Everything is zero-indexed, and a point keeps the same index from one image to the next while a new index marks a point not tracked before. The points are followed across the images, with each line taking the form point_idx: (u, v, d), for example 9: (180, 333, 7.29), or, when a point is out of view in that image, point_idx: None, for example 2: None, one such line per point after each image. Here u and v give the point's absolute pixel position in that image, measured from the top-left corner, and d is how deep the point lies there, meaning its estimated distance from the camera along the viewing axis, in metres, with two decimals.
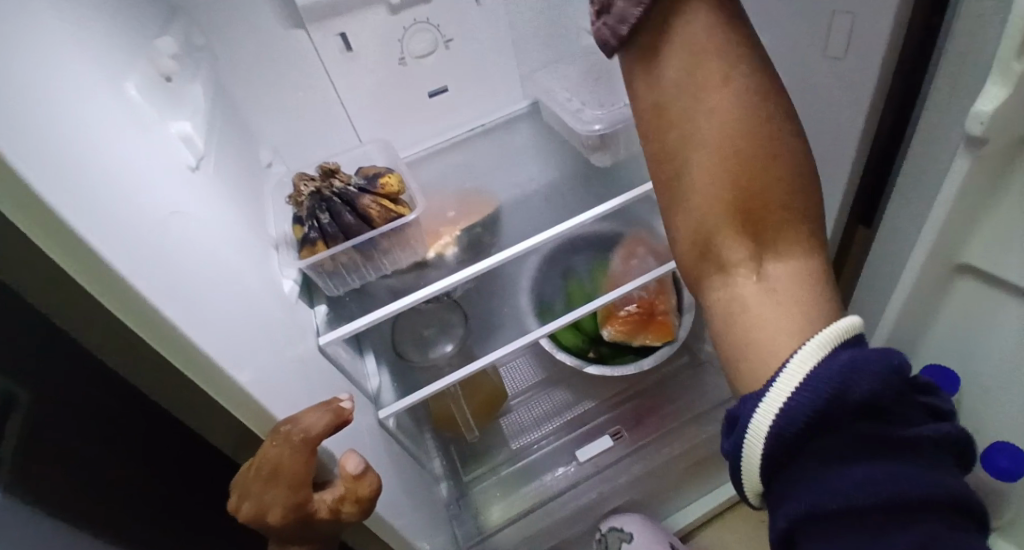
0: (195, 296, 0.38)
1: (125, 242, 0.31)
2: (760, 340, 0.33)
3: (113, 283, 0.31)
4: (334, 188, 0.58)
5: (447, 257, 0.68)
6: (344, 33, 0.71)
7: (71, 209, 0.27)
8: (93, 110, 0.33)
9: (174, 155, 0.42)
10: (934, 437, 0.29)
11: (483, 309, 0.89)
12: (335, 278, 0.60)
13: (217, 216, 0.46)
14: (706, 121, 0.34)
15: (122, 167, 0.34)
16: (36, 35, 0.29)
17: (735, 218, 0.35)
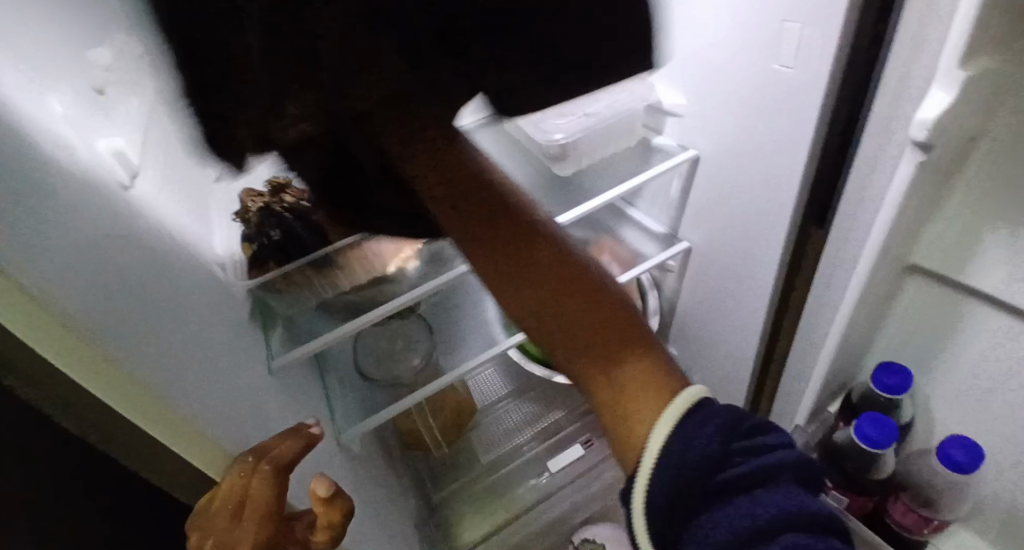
0: (116, 316, 0.33)
1: (26, 253, 0.27)
2: (634, 430, 0.37)
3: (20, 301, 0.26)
4: (285, 203, 0.56)
5: (408, 270, 0.66)
6: None
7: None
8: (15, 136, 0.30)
9: (105, 177, 0.39)
10: (767, 471, 0.35)
11: (448, 323, 0.87)
12: (291, 298, 0.57)
13: (147, 232, 0.42)
14: (516, 245, 0.43)
15: (29, 170, 0.30)
16: None
17: (576, 334, 0.40)
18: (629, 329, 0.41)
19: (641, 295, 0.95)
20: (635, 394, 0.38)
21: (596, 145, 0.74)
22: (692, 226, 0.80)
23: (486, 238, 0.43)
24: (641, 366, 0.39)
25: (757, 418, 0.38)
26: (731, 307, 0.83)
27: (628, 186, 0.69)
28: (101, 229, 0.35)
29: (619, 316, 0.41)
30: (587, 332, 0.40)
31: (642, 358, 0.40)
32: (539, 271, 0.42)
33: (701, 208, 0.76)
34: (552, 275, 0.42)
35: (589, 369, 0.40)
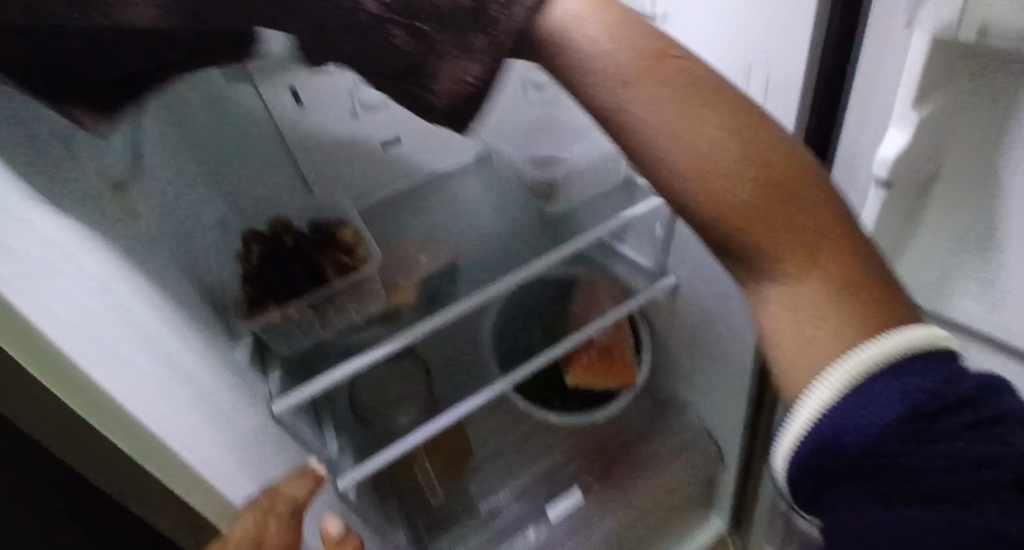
0: (126, 355, 0.35)
1: (42, 295, 0.29)
2: (802, 359, 0.30)
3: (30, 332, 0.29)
4: (288, 243, 0.58)
5: (406, 309, 0.67)
6: (294, 86, 0.71)
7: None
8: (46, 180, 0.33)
9: (118, 222, 0.41)
10: (980, 458, 0.24)
11: (443, 360, 0.88)
12: (281, 338, 0.57)
13: (156, 275, 0.44)
14: (664, 128, 0.30)
15: (63, 217, 0.32)
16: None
17: (728, 248, 0.32)
18: (814, 229, 0.31)
19: (633, 331, 0.97)
20: (824, 324, 0.29)
21: (582, 184, 0.76)
22: (679, 261, 0.83)
23: (618, 124, 0.32)
24: (829, 279, 0.30)
25: (975, 386, 0.26)
26: (721, 338, 0.86)
27: (609, 225, 0.74)
28: (120, 272, 0.37)
29: (797, 218, 0.31)
30: (771, 238, 0.31)
31: (824, 267, 0.30)
32: (691, 150, 0.30)
33: (687, 243, 0.79)
34: (727, 168, 0.30)
35: (746, 277, 0.34)
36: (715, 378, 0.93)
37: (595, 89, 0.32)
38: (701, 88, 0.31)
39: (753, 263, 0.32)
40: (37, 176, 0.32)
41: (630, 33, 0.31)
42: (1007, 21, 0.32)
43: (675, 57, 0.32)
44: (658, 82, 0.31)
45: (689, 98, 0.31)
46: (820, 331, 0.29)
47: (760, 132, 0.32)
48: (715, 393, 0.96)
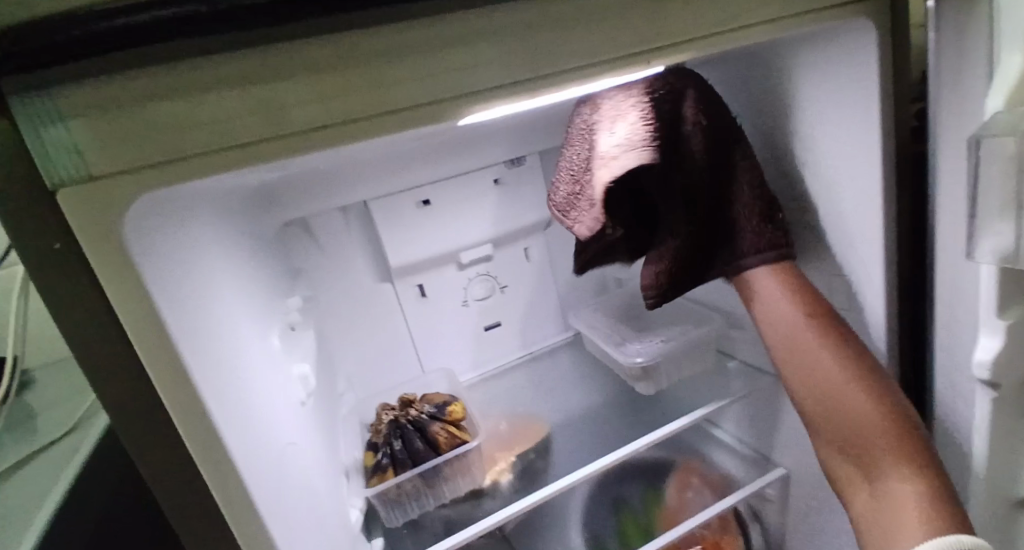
0: (293, 523, 0.39)
1: (245, 457, 0.34)
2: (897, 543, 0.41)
3: (232, 489, 0.33)
4: (409, 416, 0.65)
5: (502, 484, 0.70)
6: (422, 284, 0.88)
7: (221, 418, 0.32)
8: (253, 376, 0.42)
9: (292, 399, 0.50)
10: None
11: (534, 546, 0.84)
12: (396, 508, 0.61)
13: (311, 442, 0.52)
14: (803, 365, 0.51)
15: (256, 393, 0.41)
16: (229, 326, 0.40)
17: (841, 449, 0.48)
18: (890, 448, 0.45)
19: (741, 530, 0.88)
20: (905, 505, 0.42)
21: (675, 368, 0.79)
22: (783, 450, 0.80)
23: (786, 360, 0.53)
24: (917, 481, 0.43)
25: None
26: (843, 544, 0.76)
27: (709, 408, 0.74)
28: (288, 439, 0.44)
29: (900, 434, 0.46)
30: (863, 445, 0.46)
31: (917, 472, 0.44)
32: (803, 373, 0.51)
33: (789, 430, 0.77)
34: (835, 390, 0.49)
35: (854, 475, 0.47)
36: None
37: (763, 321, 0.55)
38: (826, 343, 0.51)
39: (845, 466, 0.48)
40: (246, 369, 0.40)
41: (783, 312, 0.53)
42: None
43: (831, 320, 0.52)
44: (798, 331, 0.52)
45: (800, 346, 0.52)
46: (910, 514, 0.42)
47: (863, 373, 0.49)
48: None
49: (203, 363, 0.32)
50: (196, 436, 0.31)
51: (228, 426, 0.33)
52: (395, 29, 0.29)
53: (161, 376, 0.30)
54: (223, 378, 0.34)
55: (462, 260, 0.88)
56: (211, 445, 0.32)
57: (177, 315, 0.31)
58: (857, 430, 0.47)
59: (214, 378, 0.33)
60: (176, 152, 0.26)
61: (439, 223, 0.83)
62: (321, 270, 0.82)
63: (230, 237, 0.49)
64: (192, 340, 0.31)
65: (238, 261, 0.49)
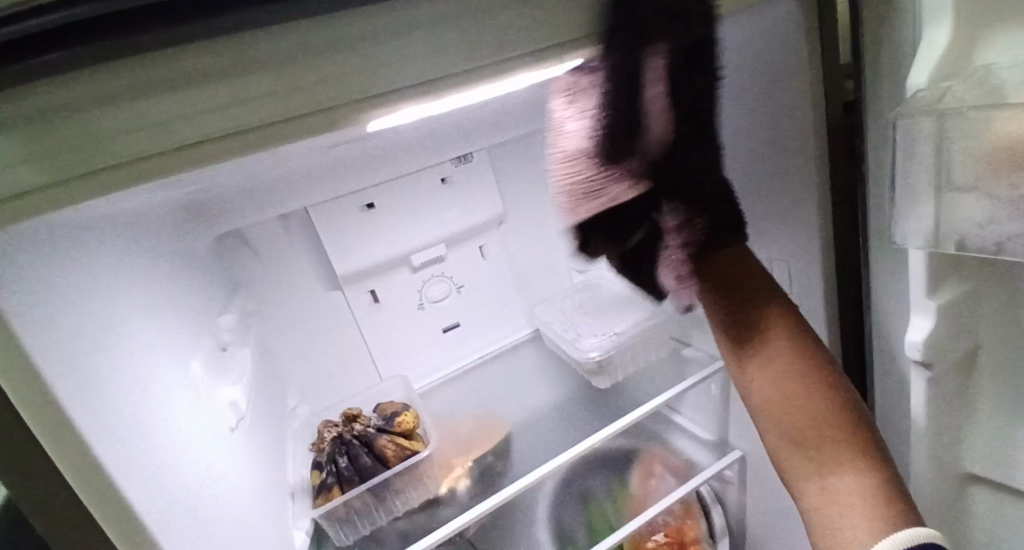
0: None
1: (149, 502, 0.32)
2: (847, 535, 0.38)
3: (139, 536, 0.31)
4: (353, 431, 0.62)
5: (459, 490, 0.69)
6: (373, 289, 0.85)
7: (116, 463, 0.30)
8: (162, 400, 0.39)
9: (218, 421, 0.48)
10: None
11: (499, 544, 0.84)
12: (347, 526, 0.60)
13: (245, 469, 0.49)
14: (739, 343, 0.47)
15: (166, 429, 0.38)
16: (130, 352, 0.38)
17: (798, 439, 0.42)
18: (852, 439, 0.41)
19: (705, 513, 0.90)
20: (857, 500, 0.39)
21: (630, 358, 0.79)
22: (742, 433, 0.81)
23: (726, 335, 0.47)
24: (867, 481, 0.40)
25: None
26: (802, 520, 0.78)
27: (665, 398, 0.73)
28: (211, 470, 0.42)
29: (854, 440, 0.41)
30: (829, 439, 0.41)
31: (862, 471, 0.40)
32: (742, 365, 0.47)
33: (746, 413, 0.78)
34: (786, 375, 0.44)
35: (804, 468, 0.42)
36: None
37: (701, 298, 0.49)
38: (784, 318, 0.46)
39: (823, 457, 0.41)
40: (153, 403, 0.38)
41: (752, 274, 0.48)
42: (970, 232, 0.36)
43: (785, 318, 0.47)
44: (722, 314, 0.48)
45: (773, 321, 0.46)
46: (859, 509, 0.38)
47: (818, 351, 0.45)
48: None
49: (94, 408, 0.30)
50: (87, 486, 0.29)
51: (126, 472, 0.31)
52: (319, 26, 0.26)
53: (42, 427, 0.27)
54: (119, 420, 0.32)
55: (413, 263, 0.86)
56: (106, 495, 0.30)
57: (60, 359, 0.28)
58: (812, 417, 0.42)
59: (107, 420, 0.31)
60: (99, 162, 0.24)
61: (386, 227, 0.81)
62: (263, 283, 0.78)
63: (138, 262, 0.46)
64: (73, 375, 0.29)
65: (148, 284, 0.46)
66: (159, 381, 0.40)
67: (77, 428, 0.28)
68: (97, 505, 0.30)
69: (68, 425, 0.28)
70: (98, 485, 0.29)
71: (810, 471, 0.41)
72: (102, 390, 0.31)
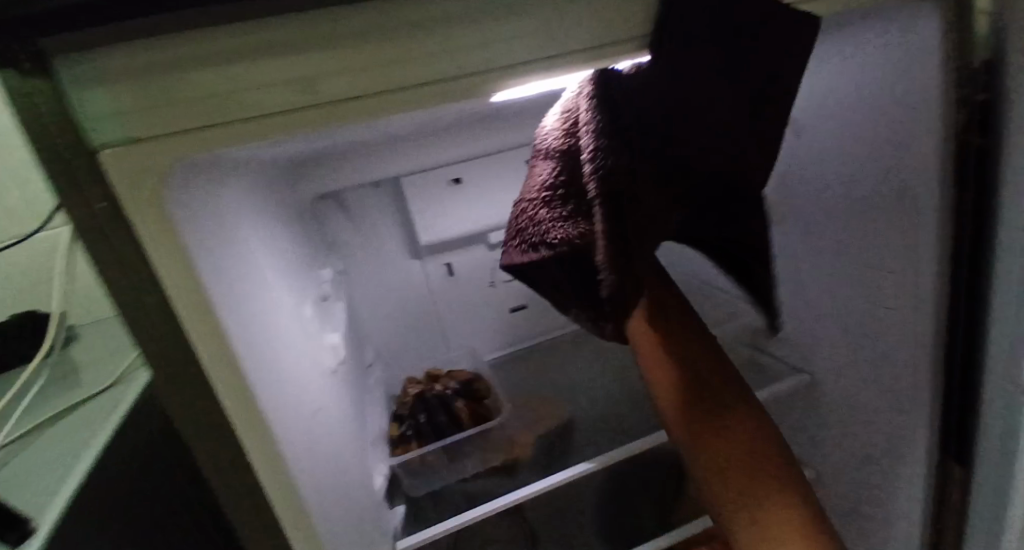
0: (317, 472, 0.40)
1: (277, 414, 0.36)
2: None
3: (267, 444, 0.35)
4: (434, 391, 0.68)
5: (526, 460, 0.67)
6: (450, 262, 0.88)
7: (254, 376, 0.34)
8: (283, 328, 0.43)
9: (321, 359, 0.51)
10: None
11: (549, 525, 0.85)
12: (419, 478, 0.63)
13: (341, 410, 0.53)
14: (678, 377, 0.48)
15: (289, 358, 0.42)
16: (262, 283, 0.42)
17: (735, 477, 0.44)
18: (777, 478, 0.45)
19: None
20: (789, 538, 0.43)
21: None
22: None
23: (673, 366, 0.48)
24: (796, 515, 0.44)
25: None
26: None
27: None
28: (320, 402, 0.46)
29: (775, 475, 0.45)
30: (765, 476, 0.44)
31: (788, 508, 0.44)
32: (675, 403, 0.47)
33: None
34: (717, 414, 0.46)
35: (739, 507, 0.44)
36: None
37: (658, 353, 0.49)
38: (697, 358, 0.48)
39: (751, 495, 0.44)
40: (280, 336, 0.41)
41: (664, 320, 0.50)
42: None
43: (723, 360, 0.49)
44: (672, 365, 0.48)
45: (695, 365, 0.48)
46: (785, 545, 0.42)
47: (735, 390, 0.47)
48: None
49: (240, 325, 0.33)
50: (230, 390, 0.33)
51: (261, 384, 0.34)
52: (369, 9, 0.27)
53: (204, 332, 0.31)
54: (256, 341, 0.35)
55: (492, 241, 0.88)
56: (244, 402, 0.33)
57: (216, 272, 0.32)
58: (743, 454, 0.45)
59: (249, 337, 0.34)
60: (263, 106, 0.27)
61: (472, 202, 0.83)
62: (352, 245, 0.83)
63: (266, 208, 0.50)
64: (224, 286, 0.32)
65: (275, 231, 0.50)
66: (280, 311, 0.44)
67: (224, 331, 0.32)
68: (233, 404, 0.33)
69: (217, 329, 0.31)
70: (234, 386, 0.33)
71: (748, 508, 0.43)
72: (242, 309, 0.35)
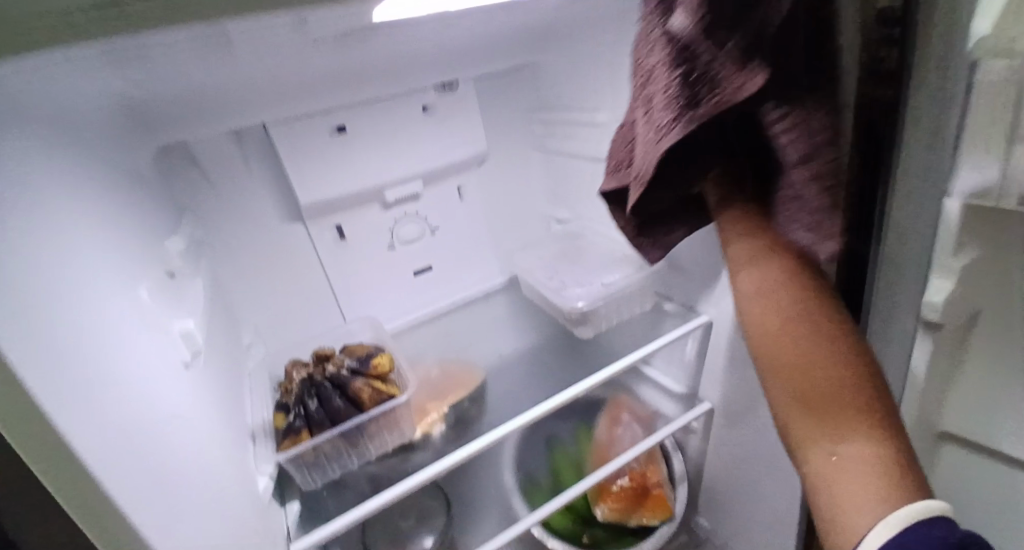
0: (158, 485, 0.32)
1: (88, 428, 0.27)
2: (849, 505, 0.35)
3: (61, 455, 0.26)
4: (326, 372, 0.57)
5: (434, 436, 0.66)
6: (339, 224, 0.79)
7: (41, 369, 0.25)
8: (96, 298, 0.33)
9: (162, 339, 0.41)
10: None
11: (463, 489, 0.83)
12: (315, 470, 0.55)
13: (201, 409, 0.43)
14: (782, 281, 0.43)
15: (114, 353, 0.32)
16: (65, 249, 0.32)
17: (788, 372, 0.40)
18: (866, 409, 0.38)
19: (665, 459, 0.91)
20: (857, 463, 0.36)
21: (613, 310, 0.75)
22: (709, 385, 0.82)
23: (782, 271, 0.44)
24: (866, 451, 0.36)
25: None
26: (757, 470, 0.81)
27: (642, 352, 0.72)
28: (161, 387, 0.37)
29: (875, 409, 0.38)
30: (844, 406, 0.38)
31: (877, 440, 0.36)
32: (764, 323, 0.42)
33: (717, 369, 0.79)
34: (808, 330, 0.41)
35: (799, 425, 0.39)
36: (756, 519, 0.85)
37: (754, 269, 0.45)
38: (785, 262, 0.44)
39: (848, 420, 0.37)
40: (94, 321, 0.32)
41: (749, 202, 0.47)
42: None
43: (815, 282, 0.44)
44: (780, 302, 0.42)
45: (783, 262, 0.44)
46: (847, 476, 0.35)
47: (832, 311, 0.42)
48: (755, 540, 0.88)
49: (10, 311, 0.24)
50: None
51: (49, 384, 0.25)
52: None
53: None
54: (42, 316, 0.26)
55: (387, 198, 0.79)
56: (26, 417, 0.25)
57: None
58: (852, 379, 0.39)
59: (30, 330, 0.25)
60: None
61: (361, 155, 0.73)
62: (215, 213, 0.71)
63: (76, 165, 0.39)
64: None
65: (86, 193, 0.39)
66: (95, 283, 0.33)
67: None
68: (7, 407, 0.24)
69: None
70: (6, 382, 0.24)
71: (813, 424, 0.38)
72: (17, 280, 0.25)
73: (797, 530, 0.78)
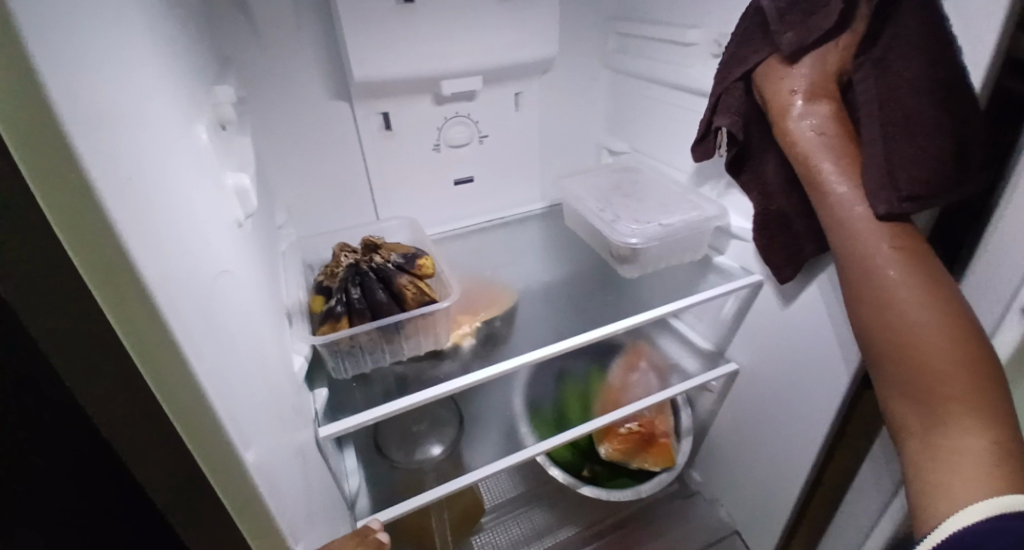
0: (217, 343, 0.29)
1: (156, 267, 0.23)
2: (946, 480, 0.42)
3: (119, 281, 0.22)
4: (372, 262, 0.54)
5: (463, 347, 0.65)
6: (386, 113, 0.73)
7: (108, 170, 0.21)
8: (158, 119, 0.29)
9: (218, 190, 0.37)
10: None
11: (474, 405, 0.83)
12: (348, 360, 0.53)
13: (247, 272, 0.40)
14: (877, 266, 0.46)
15: (173, 184, 0.28)
16: (129, 54, 0.28)
17: (897, 357, 0.45)
18: (966, 393, 0.42)
19: (674, 411, 0.91)
20: (964, 447, 0.41)
21: (663, 253, 0.71)
22: (739, 346, 0.80)
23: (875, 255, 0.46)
24: (972, 429, 0.41)
25: None
26: (767, 436, 0.80)
27: (686, 301, 0.69)
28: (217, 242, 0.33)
29: (985, 399, 0.41)
30: (945, 395, 0.42)
31: (978, 419, 0.41)
32: (870, 309, 0.46)
33: (753, 331, 0.77)
34: (908, 316, 0.44)
35: (910, 409, 0.45)
36: (753, 480, 0.86)
37: (850, 244, 0.47)
38: (875, 246, 0.46)
39: (952, 406, 0.42)
40: (156, 143, 0.28)
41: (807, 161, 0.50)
42: None
43: (916, 255, 0.45)
44: (875, 284, 0.46)
45: (874, 246, 0.46)
46: (952, 455, 0.42)
47: (930, 292, 0.44)
48: (747, 499, 0.90)
49: (80, 101, 0.20)
50: (58, 185, 0.20)
51: (113, 188, 0.21)
52: None
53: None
54: (108, 117, 0.22)
55: (442, 92, 0.72)
56: (99, 237, 0.21)
57: None
58: (945, 365, 0.42)
59: (99, 130, 0.21)
60: None
61: (423, 36, 0.66)
62: (261, 73, 0.65)
63: None
64: None
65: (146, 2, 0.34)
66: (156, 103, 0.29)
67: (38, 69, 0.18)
68: (66, 208, 0.20)
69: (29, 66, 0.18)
70: (62, 176, 0.19)
71: (922, 408, 0.44)
72: (85, 63, 0.21)
73: (795, 497, 0.79)
